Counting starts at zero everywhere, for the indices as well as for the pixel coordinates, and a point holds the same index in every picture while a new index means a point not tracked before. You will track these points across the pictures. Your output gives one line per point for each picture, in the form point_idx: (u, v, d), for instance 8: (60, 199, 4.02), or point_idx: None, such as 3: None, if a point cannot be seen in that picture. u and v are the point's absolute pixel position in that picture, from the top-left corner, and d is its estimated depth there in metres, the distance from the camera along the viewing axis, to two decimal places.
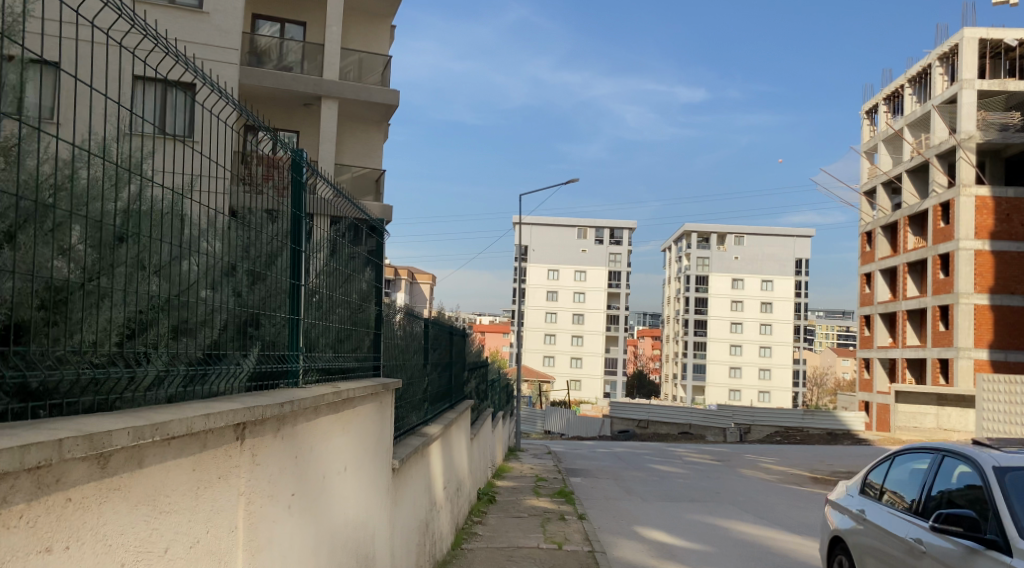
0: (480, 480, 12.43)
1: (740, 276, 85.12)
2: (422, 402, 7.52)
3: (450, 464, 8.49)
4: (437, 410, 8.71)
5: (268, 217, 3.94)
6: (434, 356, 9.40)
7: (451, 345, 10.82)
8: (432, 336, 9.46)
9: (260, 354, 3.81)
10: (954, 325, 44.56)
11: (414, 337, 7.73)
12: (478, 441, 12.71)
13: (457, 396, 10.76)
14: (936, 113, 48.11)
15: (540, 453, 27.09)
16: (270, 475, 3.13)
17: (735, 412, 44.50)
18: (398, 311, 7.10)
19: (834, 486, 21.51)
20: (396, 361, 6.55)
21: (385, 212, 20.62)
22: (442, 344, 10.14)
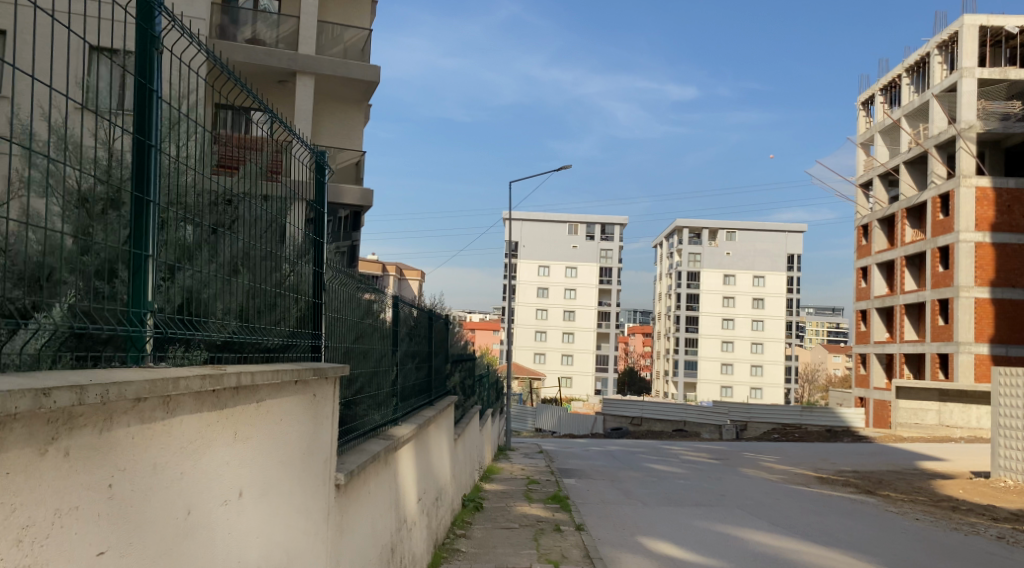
0: (465, 485, 11.15)
1: (732, 272, 84.01)
2: (389, 395, 6.24)
3: (426, 470, 7.25)
4: (411, 409, 7.43)
5: (119, 113, 2.69)
6: (410, 344, 8.11)
7: (430, 331, 9.52)
8: (409, 320, 8.20)
9: (88, 306, 2.51)
10: (954, 319, 43.59)
11: (384, 318, 6.44)
12: (462, 441, 11.42)
13: (437, 390, 9.49)
14: (934, 102, 47.10)
15: (530, 453, 25.86)
16: (26, 523, 1.88)
17: (730, 409, 43.43)
18: (361, 282, 5.83)
19: (841, 485, 20.33)
20: (354, 343, 5.26)
21: (364, 196, 19.34)
22: (421, 331, 8.89)
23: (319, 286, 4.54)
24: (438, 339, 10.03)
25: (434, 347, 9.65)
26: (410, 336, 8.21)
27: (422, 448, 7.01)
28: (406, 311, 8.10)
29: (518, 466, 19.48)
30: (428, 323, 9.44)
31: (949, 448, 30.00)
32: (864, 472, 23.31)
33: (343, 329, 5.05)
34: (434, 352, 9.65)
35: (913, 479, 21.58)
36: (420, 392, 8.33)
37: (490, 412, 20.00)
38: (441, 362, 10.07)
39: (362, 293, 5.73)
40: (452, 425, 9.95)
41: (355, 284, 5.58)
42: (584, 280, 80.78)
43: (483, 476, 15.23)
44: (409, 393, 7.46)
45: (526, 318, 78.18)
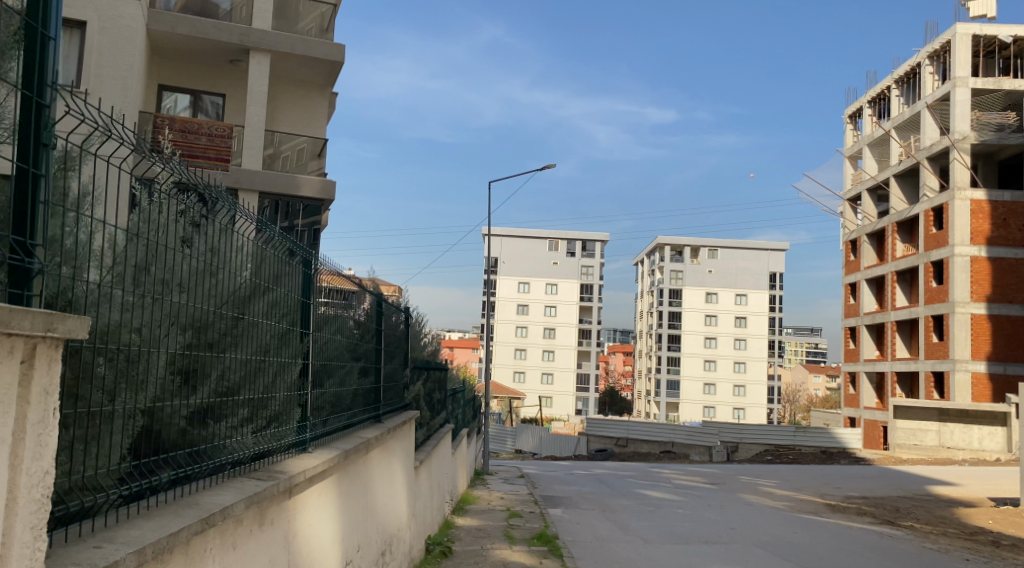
0: (430, 523, 8.94)
1: (714, 290, 82.10)
2: (275, 404, 4.41)
3: (374, 506, 5.42)
4: (330, 423, 5.53)
5: None
6: (348, 338, 6.22)
7: (387, 327, 7.60)
8: (351, 306, 6.35)
9: None
10: (950, 336, 41.73)
11: (289, 290, 4.66)
12: (430, 467, 9.35)
13: (393, 401, 7.55)
14: (926, 112, 45.34)
15: (510, 478, 23.57)
16: None
17: (721, 429, 41.27)
18: (257, 232, 4.18)
19: (858, 516, 18.20)
20: (207, 308, 3.57)
21: (325, 188, 17.09)
22: (373, 327, 7.00)
23: (45, 134, 2.73)
24: (399, 339, 8.08)
25: (391, 343, 7.69)
26: (351, 328, 6.33)
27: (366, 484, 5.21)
28: (347, 296, 6.26)
29: (495, 494, 17.31)
30: (385, 314, 7.53)
31: (958, 472, 28.00)
32: (875, 498, 21.26)
33: (176, 285, 3.31)
34: (391, 347, 7.67)
35: (931, 507, 19.53)
36: (360, 401, 6.43)
37: (465, 433, 17.83)
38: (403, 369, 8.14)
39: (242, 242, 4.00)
40: (414, 447, 7.90)
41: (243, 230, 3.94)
42: (564, 297, 78.61)
43: (454, 510, 13.02)
44: (330, 401, 5.59)
45: (506, 336, 76.00)
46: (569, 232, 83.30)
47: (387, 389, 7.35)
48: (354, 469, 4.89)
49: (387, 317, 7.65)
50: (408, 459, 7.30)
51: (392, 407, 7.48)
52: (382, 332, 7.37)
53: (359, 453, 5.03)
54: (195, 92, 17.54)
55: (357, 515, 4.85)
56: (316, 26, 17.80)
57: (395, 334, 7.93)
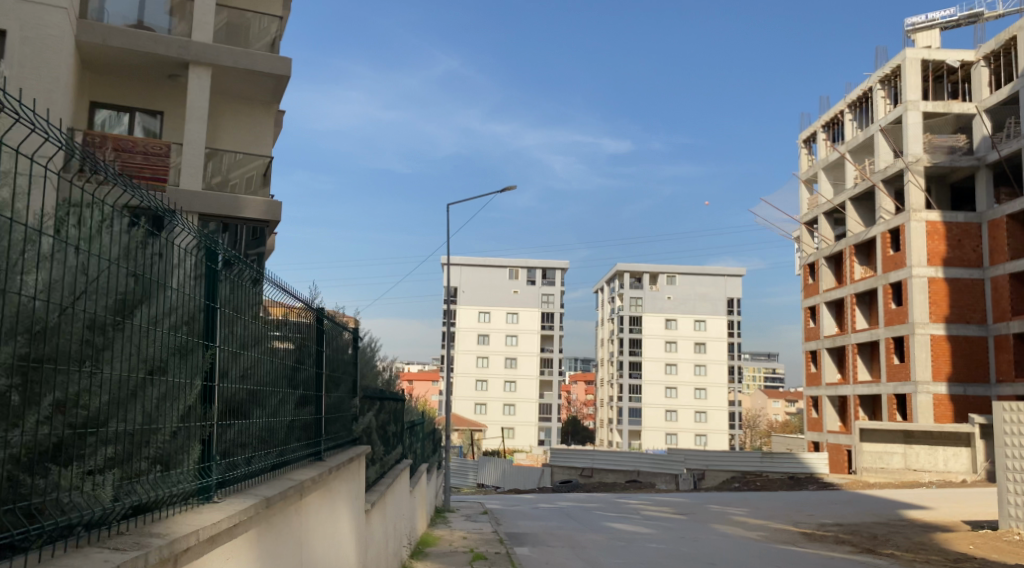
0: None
1: (673, 316, 81.88)
2: (164, 439, 3.58)
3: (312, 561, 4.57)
4: (253, 461, 4.72)
5: None
6: (283, 361, 5.44)
7: (333, 347, 6.79)
8: (286, 325, 5.57)
9: None
10: (911, 357, 41.60)
11: (195, 298, 3.92)
12: (384, 508, 8.42)
13: (338, 432, 6.64)
14: (879, 135, 45.44)
15: (474, 513, 22.51)
16: None
17: (687, 457, 40.59)
18: (146, 222, 3.45)
19: (835, 545, 17.42)
20: (50, 306, 2.77)
21: (271, 208, 16.09)
22: (313, 349, 6.18)
23: None
24: (347, 362, 7.24)
25: (337, 367, 6.85)
26: (286, 349, 5.54)
27: (302, 537, 4.37)
28: (279, 312, 5.49)
29: (457, 534, 16.25)
30: (329, 334, 6.72)
31: (928, 495, 27.49)
32: (850, 526, 20.56)
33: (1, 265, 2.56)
34: (336, 371, 6.82)
35: (908, 533, 18.96)
36: (296, 434, 5.59)
37: (423, 469, 16.75)
38: (352, 397, 7.27)
39: (127, 231, 3.30)
40: (366, 489, 6.97)
41: (114, 210, 3.22)
42: (525, 326, 77.81)
43: (412, 554, 11.95)
44: (254, 435, 4.77)
45: (467, 366, 74.91)
46: (528, 261, 82.62)
47: (332, 419, 6.48)
48: (284, 519, 4.07)
49: (333, 339, 6.83)
50: (358, 500, 6.43)
51: (339, 439, 6.62)
52: (325, 356, 6.55)
53: (291, 498, 4.22)
54: (131, 109, 16.51)
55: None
56: (264, 46, 17.07)
57: (342, 357, 7.11)
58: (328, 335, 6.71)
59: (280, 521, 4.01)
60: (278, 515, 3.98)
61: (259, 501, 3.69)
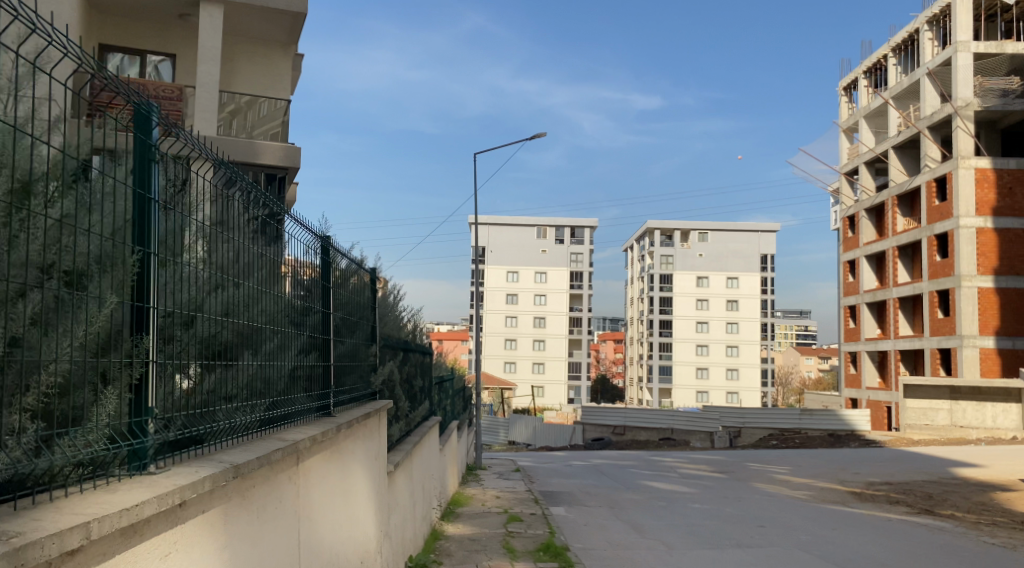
0: (409, 541, 7.19)
1: (705, 273, 80.41)
2: (62, 374, 2.74)
3: (310, 536, 3.77)
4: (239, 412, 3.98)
5: None
6: (285, 295, 4.68)
7: (349, 288, 6.01)
8: (289, 257, 4.83)
9: None
10: (957, 311, 40.01)
11: (131, 190, 3.12)
12: (410, 469, 7.71)
13: (354, 385, 5.86)
14: (925, 79, 43.32)
15: (505, 472, 21.80)
16: None
17: (723, 414, 39.67)
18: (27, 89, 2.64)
19: (890, 505, 16.55)
20: None
21: (290, 153, 15.35)
22: (323, 289, 5.38)
23: None
24: (364, 306, 6.41)
25: (353, 311, 6.04)
26: (290, 282, 4.79)
27: (298, 512, 3.62)
28: (281, 239, 4.75)
29: (490, 493, 15.50)
30: (344, 273, 5.95)
31: (977, 452, 26.44)
32: (900, 484, 19.64)
33: None
34: (352, 313, 6.01)
35: (965, 492, 18.00)
36: (301, 385, 4.84)
37: (454, 426, 16.05)
38: (371, 344, 6.44)
39: (14, 94, 2.59)
40: (390, 451, 6.24)
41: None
42: (554, 285, 76.87)
43: (444, 515, 11.27)
44: (241, 382, 4.02)
45: (495, 326, 74.32)
46: (557, 219, 81.23)
47: (344, 368, 5.69)
48: (266, 491, 3.29)
49: (348, 278, 6.05)
50: (379, 463, 5.67)
51: (353, 393, 5.83)
52: (338, 296, 5.75)
53: (282, 461, 3.46)
54: (141, 52, 15.66)
55: (264, 559, 3.24)
56: None
57: (361, 301, 6.30)
58: (344, 273, 5.90)
59: (259, 494, 3.23)
60: (256, 485, 3.21)
61: (226, 466, 2.92)
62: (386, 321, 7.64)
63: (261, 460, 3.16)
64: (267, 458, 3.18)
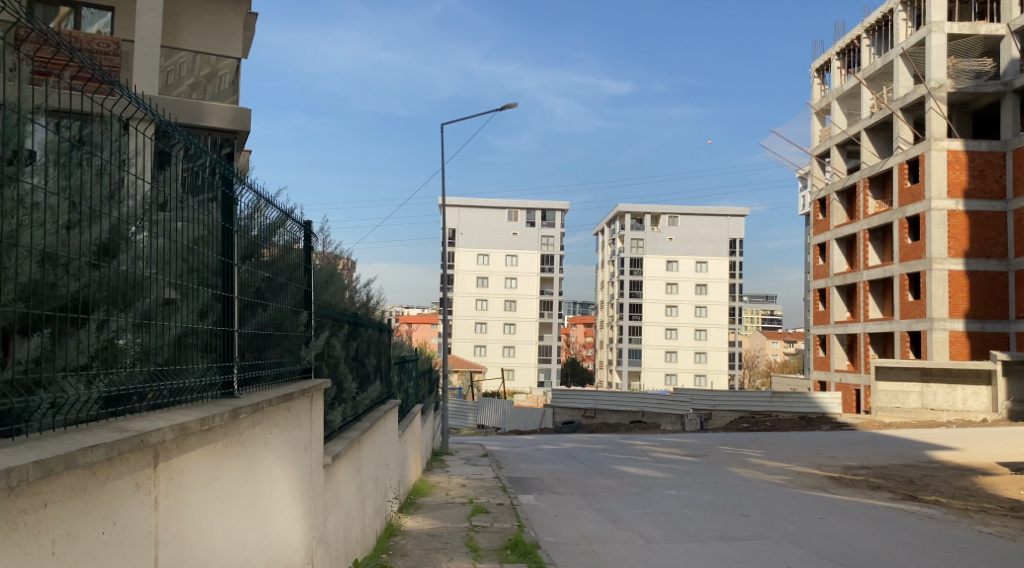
0: (357, 547, 6.54)
1: (675, 257, 79.92)
2: None
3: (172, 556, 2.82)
4: (93, 381, 3.03)
5: None
6: (179, 237, 3.72)
7: (268, 238, 5.07)
8: (187, 192, 3.88)
9: None
10: (927, 294, 39.69)
11: None
12: (361, 466, 7.00)
13: (278, 362, 4.92)
14: (898, 60, 42.87)
15: (472, 457, 20.91)
16: None
17: (694, 397, 39.11)
18: None
19: (871, 491, 15.88)
20: None
21: (239, 117, 14.67)
22: (234, 239, 4.43)
23: None
24: (293, 266, 5.44)
25: (275, 268, 5.09)
26: (188, 222, 3.84)
27: (149, 528, 2.68)
28: (174, 169, 3.79)
29: (454, 481, 14.58)
30: (261, 222, 4.99)
31: (951, 436, 26.02)
32: (879, 469, 19.02)
33: None
34: (272, 270, 5.05)
35: (945, 476, 17.43)
36: (198, 355, 3.87)
37: (417, 411, 15.12)
38: (302, 311, 5.48)
39: None
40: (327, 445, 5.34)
41: None
42: (524, 268, 75.94)
43: (401, 509, 10.32)
44: (102, 345, 3.06)
45: (465, 309, 73.41)
46: (527, 202, 80.17)
47: (256, 335, 4.72)
48: (79, 508, 2.32)
49: (268, 229, 5.10)
50: (306, 453, 4.75)
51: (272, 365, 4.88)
52: (252, 248, 4.81)
53: (116, 463, 2.49)
54: (75, 4, 14.43)
55: None
56: None
57: (287, 257, 5.35)
58: (259, 223, 4.96)
59: (64, 511, 2.27)
60: (59, 498, 2.24)
61: None
62: (322, 286, 6.66)
63: (64, 462, 2.19)
64: (73, 462, 2.22)
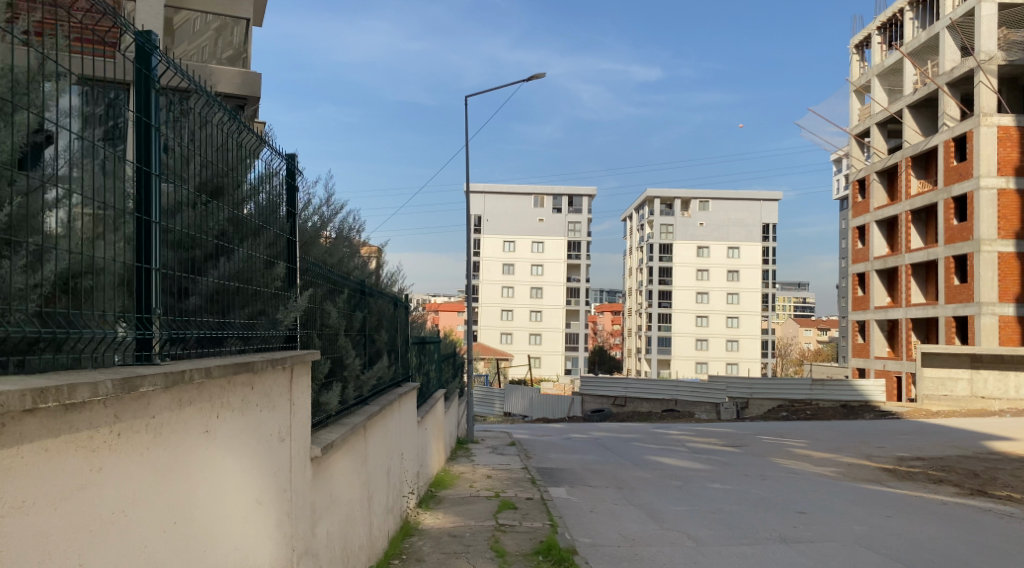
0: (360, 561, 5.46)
1: (706, 243, 78.10)
2: None
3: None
4: None
5: None
6: (94, 140, 2.78)
7: (234, 168, 4.08)
8: (110, 85, 2.93)
9: None
10: (974, 277, 37.97)
11: None
12: (367, 467, 5.92)
13: (243, 327, 3.92)
14: (945, 32, 41.04)
15: (499, 446, 19.92)
16: None
17: (729, 385, 37.72)
18: None
19: (933, 484, 14.62)
20: None
21: (248, 81, 13.90)
22: (174, 163, 3.44)
23: None
24: (270, 208, 4.43)
25: (244, 202, 4.11)
26: (108, 124, 2.90)
27: None
28: (86, 52, 2.84)
29: (479, 472, 13.50)
30: (223, 146, 4.00)
31: (1007, 425, 24.49)
32: (936, 461, 17.71)
33: None
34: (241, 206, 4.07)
35: (1012, 469, 16.08)
36: (113, 303, 2.90)
37: (440, 397, 14.13)
38: (283, 263, 4.46)
39: None
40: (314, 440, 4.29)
41: None
42: (551, 255, 74.67)
43: (421, 504, 9.30)
44: None
45: (491, 296, 72.38)
46: (555, 187, 78.76)
47: (217, 289, 3.75)
48: None
49: (235, 159, 4.13)
50: (283, 443, 3.73)
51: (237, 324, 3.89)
52: (210, 178, 3.84)
53: None
54: None
55: None
56: None
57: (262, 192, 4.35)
58: (222, 147, 3.99)
59: None
60: None
61: None
62: (311, 245, 5.59)
63: None
64: None
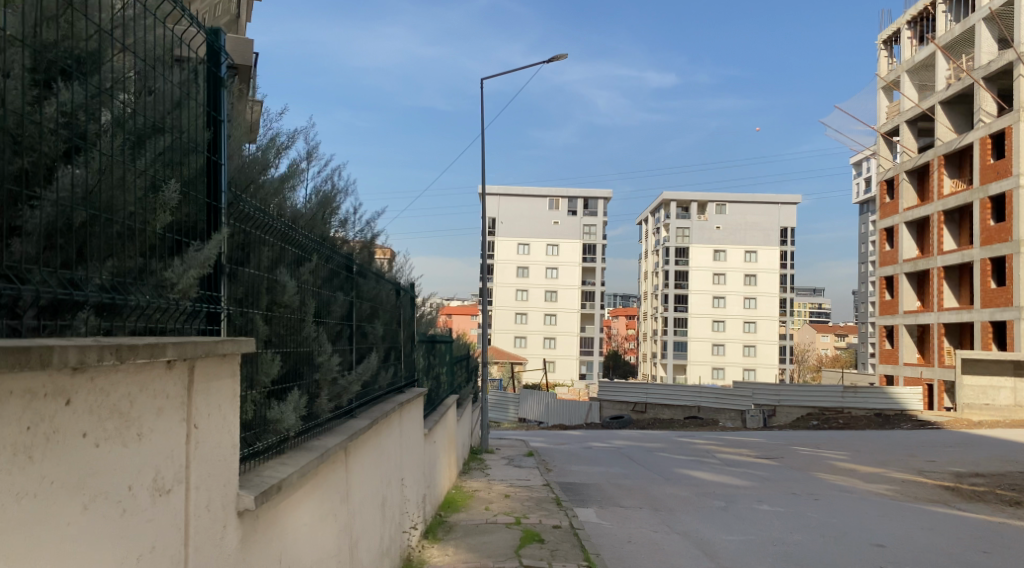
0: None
1: (723, 246, 76.10)
2: None
3: None
4: None
5: None
6: None
7: (121, 30, 2.50)
8: None
9: None
10: (1014, 280, 36.03)
11: None
12: (344, 505, 4.19)
13: (103, 291, 2.34)
14: (982, 23, 39.20)
15: (516, 457, 18.24)
16: None
17: (756, 391, 35.87)
18: None
19: (1009, 507, 12.88)
20: None
21: (238, 44, 12.12)
22: None
23: None
24: (179, 102, 2.81)
25: (130, 83, 2.51)
26: None
27: None
28: None
29: (496, 490, 11.80)
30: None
31: None
32: (1001, 478, 15.95)
33: None
34: (122, 91, 2.48)
35: None
36: None
37: (450, 401, 12.46)
38: (194, 205, 2.84)
39: None
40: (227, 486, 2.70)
41: None
42: (565, 258, 72.97)
43: (428, 535, 7.63)
44: None
45: (505, 300, 70.87)
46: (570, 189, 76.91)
47: (61, 231, 2.20)
48: None
49: (127, 22, 2.54)
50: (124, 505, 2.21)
51: (92, 285, 2.30)
52: (62, 46, 2.25)
53: None
54: None
55: None
56: None
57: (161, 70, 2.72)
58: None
59: None
60: None
61: None
62: (256, 192, 3.95)
63: None
64: None
